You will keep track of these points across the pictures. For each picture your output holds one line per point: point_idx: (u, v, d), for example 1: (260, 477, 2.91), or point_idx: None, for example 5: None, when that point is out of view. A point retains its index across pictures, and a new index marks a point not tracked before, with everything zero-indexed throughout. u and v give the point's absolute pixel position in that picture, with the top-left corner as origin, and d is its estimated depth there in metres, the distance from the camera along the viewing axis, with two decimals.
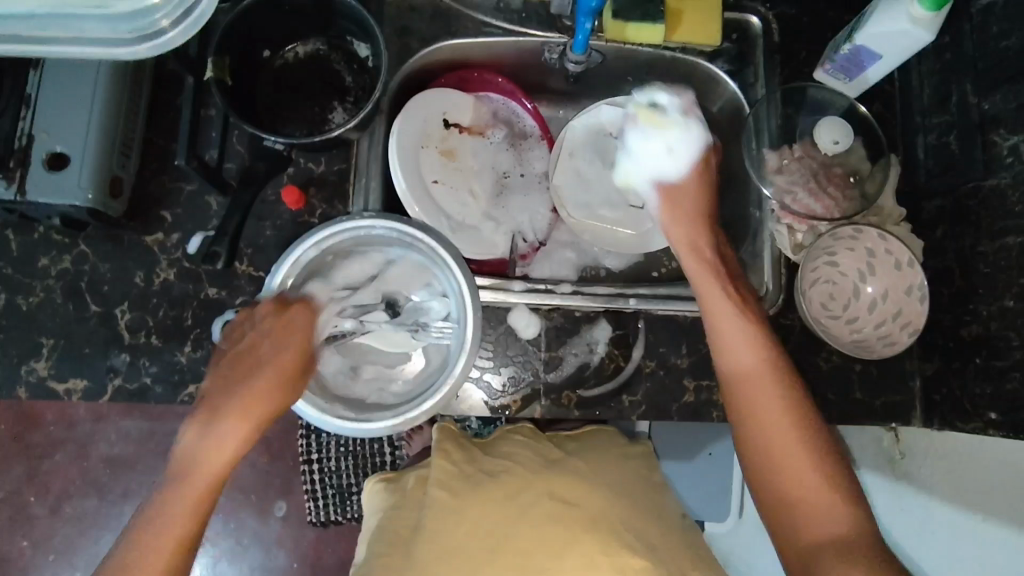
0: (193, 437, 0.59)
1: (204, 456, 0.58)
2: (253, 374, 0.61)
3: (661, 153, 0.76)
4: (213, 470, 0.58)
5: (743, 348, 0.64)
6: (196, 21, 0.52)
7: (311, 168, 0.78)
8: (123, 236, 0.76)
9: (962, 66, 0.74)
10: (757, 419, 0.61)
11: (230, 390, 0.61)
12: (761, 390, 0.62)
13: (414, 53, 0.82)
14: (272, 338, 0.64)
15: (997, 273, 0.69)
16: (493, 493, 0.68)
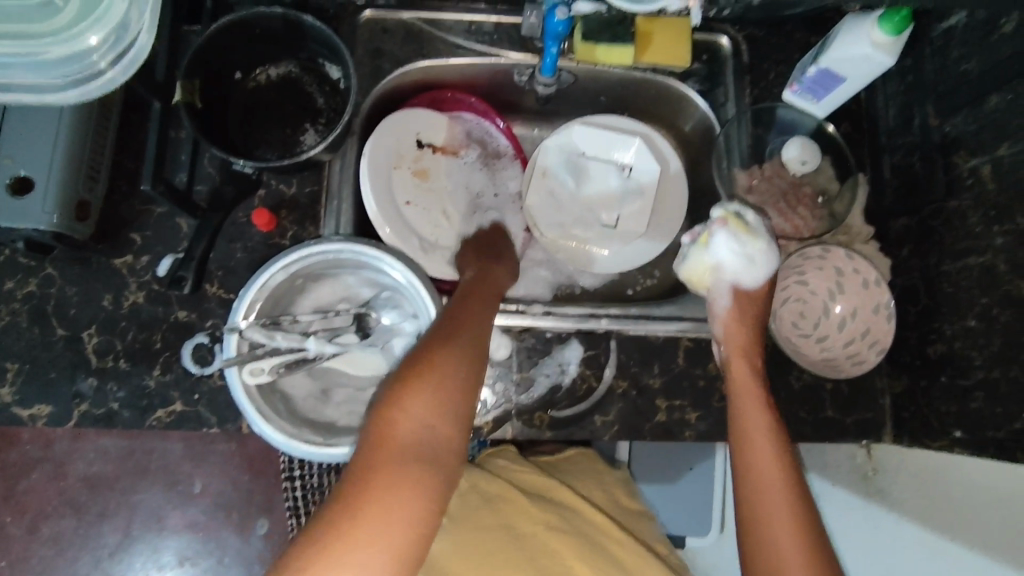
0: (426, 448, 0.52)
1: (415, 474, 0.51)
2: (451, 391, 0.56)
3: (744, 267, 0.75)
4: (416, 485, 0.51)
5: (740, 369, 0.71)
6: (134, 61, 0.53)
7: (283, 189, 0.78)
8: (91, 259, 0.75)
9: (924, 88, 0.75)
10: (754, 459, 0.65)
11: (443, 402, 0.55)
12: (751, 406, 0.68)
13: (387, 74, 0.83)
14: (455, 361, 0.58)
15: (960, 292, 0.70)
16: (487, 520, 0.65)
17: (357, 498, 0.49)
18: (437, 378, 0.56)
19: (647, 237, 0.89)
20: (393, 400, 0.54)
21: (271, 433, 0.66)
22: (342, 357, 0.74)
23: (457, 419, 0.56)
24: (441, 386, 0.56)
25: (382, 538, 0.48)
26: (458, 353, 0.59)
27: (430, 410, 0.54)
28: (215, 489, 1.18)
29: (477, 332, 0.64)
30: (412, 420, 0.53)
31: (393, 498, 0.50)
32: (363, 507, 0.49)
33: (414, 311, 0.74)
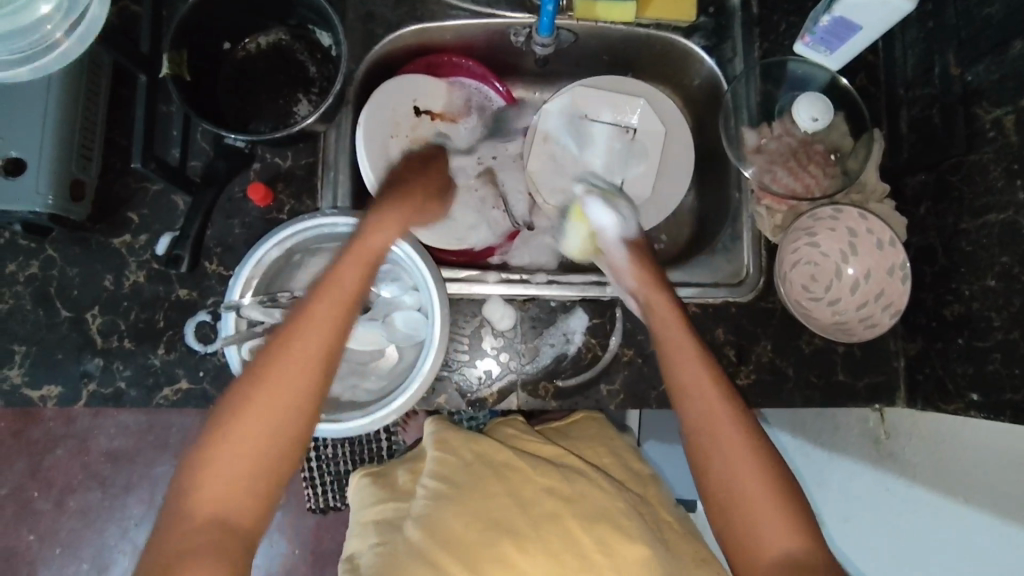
0: (268, 391, 0.54)
1: (260, 416, 0.53)
2: (308, 331, 0.56)
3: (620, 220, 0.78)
4: (252, 429, 0.53)
5: (671, 324, 0.66)
6: (84, 34, 0.65)
7: (278, 163, 0.77)
8: (90, 240, 0.75)
9: (945, 35, 0.71)
10: (704, 425, 0.61)
11: (283, 349, 0.55)
12: (686, 358, 0.64)
13: (379, 40, 0.80)
14: (320, 298, 0.58)
15: (978, 251, 0.67)
16: (498, 489, 0.65)
17: (220, 458, 0.52)
18: (310, 323, 0.56)
19: (652, 201, 0.87)
20: (264, 367, 0.55)
21: None
22: None
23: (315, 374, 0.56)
24: (283, 370, 0.55)
25: (246, 486, 0.53)
26: (296, 334, 0.56)
27: (265, 399, 0.54)
28: None
29: (353, 298, 0.59)
30: (298, 353, 0.55)
31: (242, 460, 0.53)
32: (223, 462, 0.52)
33: (414, 284, 0.73)
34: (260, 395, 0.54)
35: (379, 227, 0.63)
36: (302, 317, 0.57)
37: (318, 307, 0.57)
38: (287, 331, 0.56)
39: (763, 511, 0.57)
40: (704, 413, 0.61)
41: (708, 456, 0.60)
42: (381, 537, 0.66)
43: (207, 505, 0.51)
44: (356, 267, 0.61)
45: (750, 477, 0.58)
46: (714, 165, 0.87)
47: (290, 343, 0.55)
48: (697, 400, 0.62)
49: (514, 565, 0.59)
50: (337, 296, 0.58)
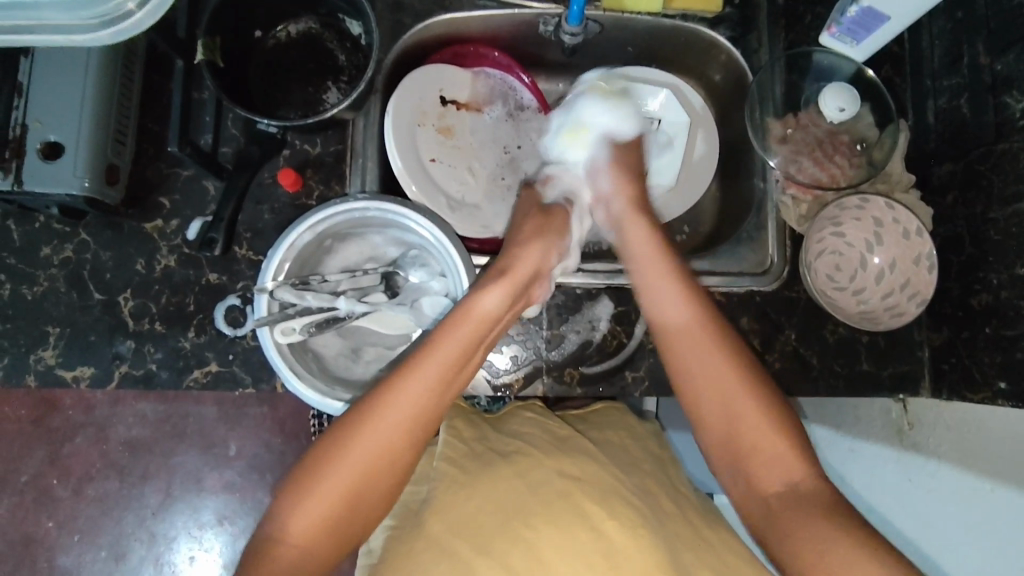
0: (402, 398, 0.58)
1: (388, 422, 0.57)
2: (454, 347, 0.61)
3: (627, 126, 0.82)
4: (383, 434, 0.57)
5: (676, 303, 0.65)
6: (161, 4, 0.53)
7: (307, 150, 0.77)
8: (123, 224, 0.76)
9: (975, 25, 0.71)
10: (701, 399, 0.61)
11: (420, 365, 0.59)
12: (691, 344, 0.63)
13: (408, 29, 0.80)
14: (451, 332, 0.62)
15: (1008, 240, 0.67)
16: (504, 472, 0.67)
17: (334, 446, 0.57)
18: (445, 342, 0.61)
19: (676, 191, 0.88)
20: (401, 372, 0.59)
21: (305, 391, 0.67)
22: (371, 315, 0.73)
23: (438, 401, 0.60)
24: (405, 394, 0.58)
25: (353, 480, 0.56)
26: (418, 370, 0.59)
27: (370, 439, 0.56)
28: (249, 451, 1.22)
29: (477, 335, 0.63)
30: (421, 386, 0.58)
31: (348, 481, 0.56)
32: (344, 460, 0.56)
33: (441, 269, 0.74)
34: (381, 418, 0.57)
35: (528, 250, 0.71)
36: (432, 345, 0.61)
37: (448, 340, 0.61)
38: (409, 367, 0.59)
39: (774, 472, 0.58)
40: (697, 360, 0.62)
41: (704, 396, 0.61)
42: (396, 520, 0.69)
43: (312, 524, 0.55)
44: (461, 334, 0.62)
45: (756, 425, 0.59)
46: (738, 156, 0.87)
47: (407, 379, 0.58)
48: (690, 356, 0.62)
49: (528, 542, 0.61)
50: (467, 337, 0.62)
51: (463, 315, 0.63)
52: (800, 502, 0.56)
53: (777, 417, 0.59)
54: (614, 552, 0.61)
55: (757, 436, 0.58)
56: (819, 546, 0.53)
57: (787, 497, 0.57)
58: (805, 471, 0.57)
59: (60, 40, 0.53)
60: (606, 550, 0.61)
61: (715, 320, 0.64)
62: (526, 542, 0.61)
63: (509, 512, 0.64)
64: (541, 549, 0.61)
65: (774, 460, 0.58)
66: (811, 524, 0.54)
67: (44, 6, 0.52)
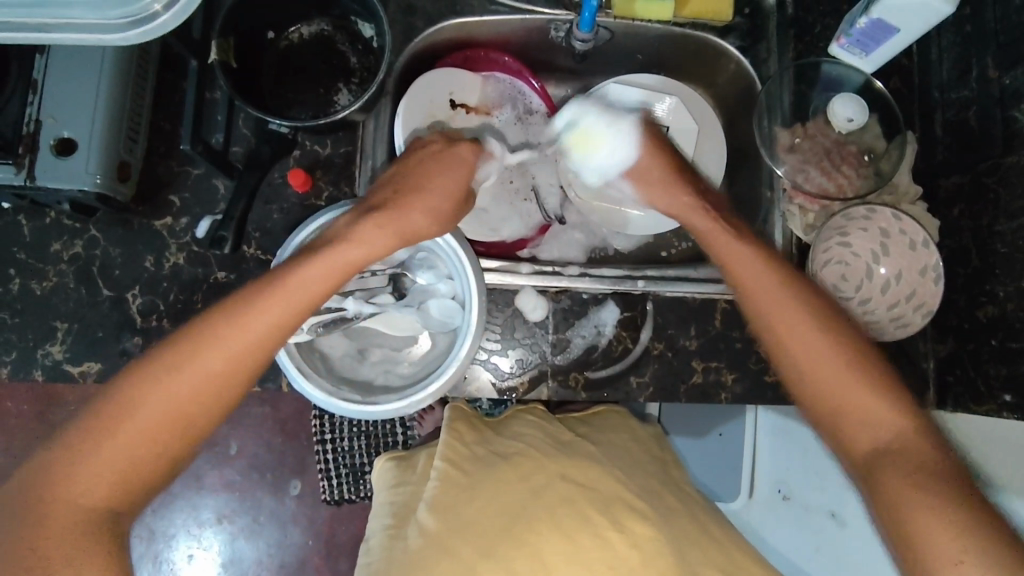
0: (216, 327, 0.54)
1: (232, 337, 0.54)
2: (358, 249, 0.60)
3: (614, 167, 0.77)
4: (224, 352, 0.54)
5: (741, 262, 0.66)
6: (186, 6, 0.53)
7: (318, 150, 0.78)
8: (133, 221, 0.76)
9: (984, 39, 0.72)
10: (808, 353, 0.61)
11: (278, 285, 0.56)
12: (759, 285, 0.64)
13: (419, 32, 0.81)
14: (358, 237, 0.60)
15: (1015, 253, 0.68)
16: (506, 474, 0.67)
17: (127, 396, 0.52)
18: (346, 249, 0.59)
19: None
20: (235, 301, 0.55)
21: (311, 390, 0.67)
22: (377, 316, 0.73)
23: (278, 332, 0.56)
24: (235, 327, 0.54)
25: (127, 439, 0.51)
26: (277, 291, 0.56)
27: (198, 367, 0.53)
28: (250, 450, 1.22)
29: (347, 267, 0.59)
30: (257, 315, 0.55)
31: (155, 423, 0.52)
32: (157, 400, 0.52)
33: (449, 272, 0.74)
34: (202, 352, 0.53)
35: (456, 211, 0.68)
36: (321, 253, 0.58)
37: (342, 249, 0.59)
38: (288, 275, 0.57)
39: (874, 429, 0.58)
40: (783, 307, 0.62)
41: (796, 338, 0.61)
42: (394, 520, 0.69)
43: (123, 453, 0.51)
44: (319, 271, 0.57)
45: (825, 366, 0.60)
46: (746, 165, 0.88)
47: (241, 313, 0.55)
48: (770, 303, 0.63)
49: (531, 548, 0.62)
50: (343, 258, 0.59)
51: (327, 256, 0.58)
52: (890, 457, 0.56)
53: (865, 364, 0.60)
54: (616, 557, 0.62)
55: (854, 396, 0.59)
56: (916, 495, 0.53)
57: (881, 450, 0.57)
58: (903, 415, 0.58)
59: (81, 40, 0.52)
60: (608, 555, 0.62)
61: (775, 264, 0.65)
62: (532, 547, 0.62)
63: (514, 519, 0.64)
64: (548, 556, 0.62)
65: (862, 409, 0.58)
66: (907, 478, 0.54)
67: (73, 5, 0.51)
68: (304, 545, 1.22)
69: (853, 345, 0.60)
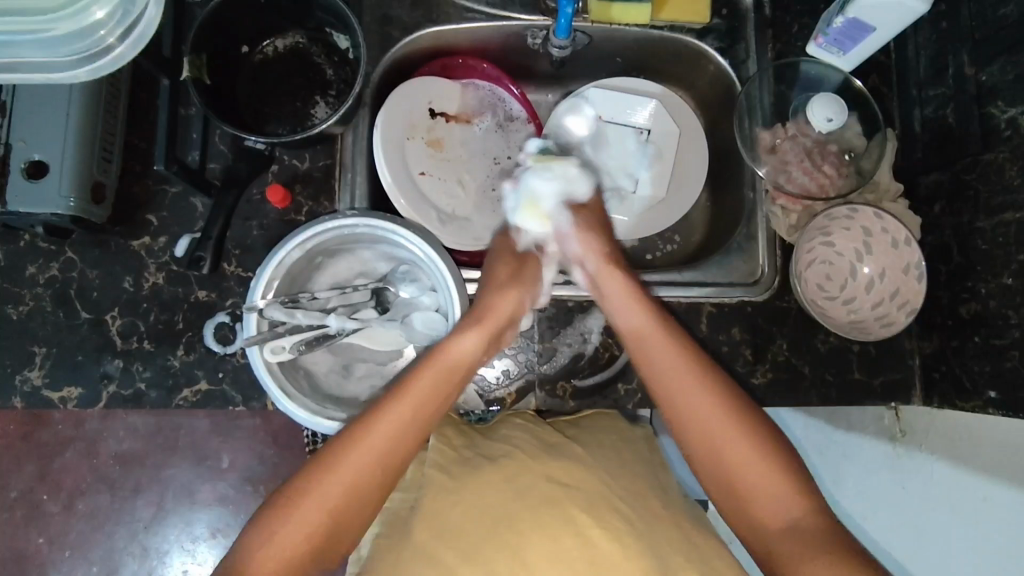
0: (335, 473, 0.57)
1: (354, 476, 0.57)
2: (433, 388, 0.62)
3: (565, 187, 0.75)
4: (351, 490, 0.57)
5: (631, 310, 0.68)
6: (138, 37, 0.55)
7: (296, 164, 0.77)
8: (110, 241, 0.75)
9: (959, 36, 0.72)
10: (694, 415, 0.62)
11: (376, 436, 0.58)
12: (661, 348, 0.65)
13: (396, 42, 0.80)
14: (432, 374, 0.63)
15: (995, 249, 0.68)
16: (494, 478, 0.66)
17: (295, 494, 0.56)
18: (434, 368, 0.63)
19: (667, 202, 0.88)
20: (358, 429, 0.59)
21: (295, 410, 0.66)
22: (361, 331, 0.73)
23: (404, 423, 0.59)
24: (381, 431, 0.58)
25: (291, 528, 0.55)
26: (404, 394, 0.61)
27: (351, 465, 0.57)
28: (242, 464, 1.20)
29: (454, 363, 0.64)
30: (384, 439, 0.58)
31: (317, 528, 0.56)
32: (305, 519, 0.55)
33: (431, 284, 0.74)
34: (344, 469, 0.57)
35: (503, 296, 0.69)
36: (412, 382, 0.62)
37: (425, 375, 0.62)
38: (396, 396, 0.61)
39: (777, 506, 0.58)
40: (689, 395, 0.62)
41: (685, 395, 0.62)
42: (384, 528, 0.67)
43: (289, 547, 0.55)
44: (432, 377, 0.63)
45: (743, 446, 0.60)
46: (729, 166, 0.87)
47: (377, 421, 0.59)
48: (669, 371, 0.64)
49: (515, 551, 0.61)
50: (451, 361, 0.64)
51: (433, 362, 0.64)
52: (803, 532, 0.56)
53: (776, 453, 0.60)
54: (594, 556, 0.61)
55: (754, 469, 0.59)
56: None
57: (786, 535, 0.56)
58: (801, 508, 0.57)
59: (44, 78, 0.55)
60: (591, 555, 0.61)
61: (670, 328, 0.66)
62: (514, 552, 0.61)
63: (499, 524, 0.63)
64: (529, 558, 0.61)
65: (770, 497, 0.58)
66: (810, 557, 0.54)
67: (24, 45, 0.54)
68: None
69: (747, 424, 0.61)
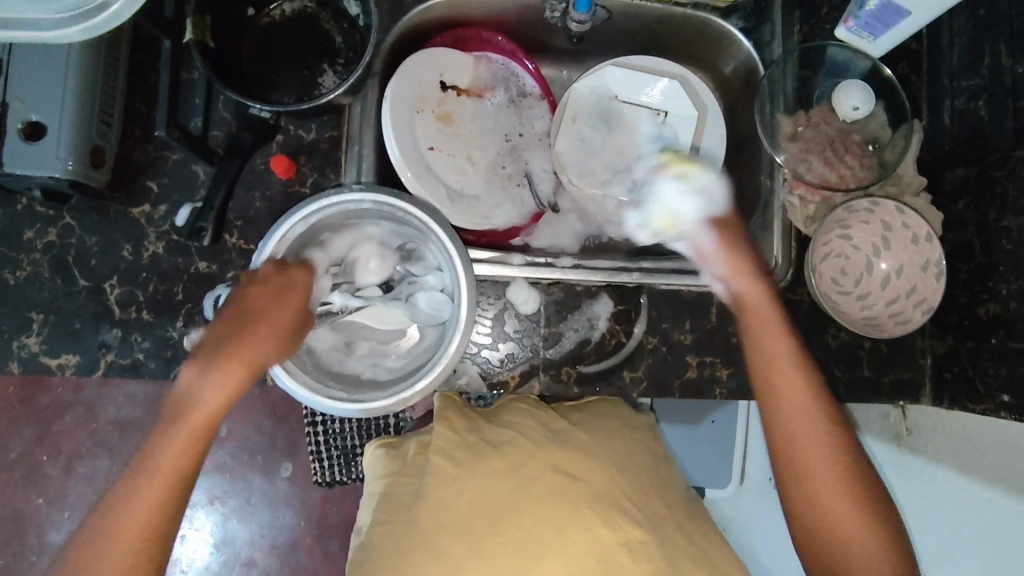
0: (155, 439, 0.58)
1: (160, 445, 0.57)
2: (247, 318, 0.61)
3: (705, 202, 0.74)
4: (175, 460, 0.57)
5: (773, 338, 0.66)
6: None
7: (302, 135, 0.75)
8: (109, 208, 0.73)
9: (997, 24, 0.69)
10: (797, 452, 0.63)
11: (194, 394, 0.59)
12: (792, 381, 0.65)
13: (408, 10, 0.77)
14: (266, 295, 0.62)
15: (1020, 250, 0.66)
16: (496, 466, 0.65)
17: (132, 484, 0.57)
18: (263, 301, 0.62)
19: None
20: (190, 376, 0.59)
21: (296, 388, 0.65)
22: (364, 310, 0.73)
23: (205, 378, 0.59)
24: (197, 384, 0.59)
25: (131, 518, 0.56)
26: (187, 391, 0.59)
27: (169, 433, 0.58)
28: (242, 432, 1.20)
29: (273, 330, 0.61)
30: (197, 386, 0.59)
31: (162, 495, 0.57)
32: (145, 497, 0.56)
33: (437, 263, 0.73)
34: (183, 433, 0.58)
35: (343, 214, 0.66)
36: (224, 332, 0.60)
37: (262, 305, 0.62)
38: (212, 346, 0.60)
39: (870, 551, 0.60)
40: (795, 413, 0.64)
41: (791, 433, 0.64)
42: (386, 514, 0.66)
43: (144, 524, 0.56)
44: (270, 295, 0.62)
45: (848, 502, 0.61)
46: (743, 154, 0.85)
47: (167, 435, 0.58)
48: (790, 403, 0.65)
49: (519, 540, 0.61)
50: (260, 353, 0.60)
51: (281, 277, 0.63)
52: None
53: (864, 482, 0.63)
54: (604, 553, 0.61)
55: (856, 526, 0.61)
56: None
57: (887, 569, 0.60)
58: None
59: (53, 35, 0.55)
60: (599, 553, 0.61)
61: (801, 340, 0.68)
62: (522, 544, 0.61)
63: (502, 515, 0.62)
64: (538, 550, 0.60)
65: (861, 543, 0.60)
66: None
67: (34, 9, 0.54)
68: (295, 526, 1.20)
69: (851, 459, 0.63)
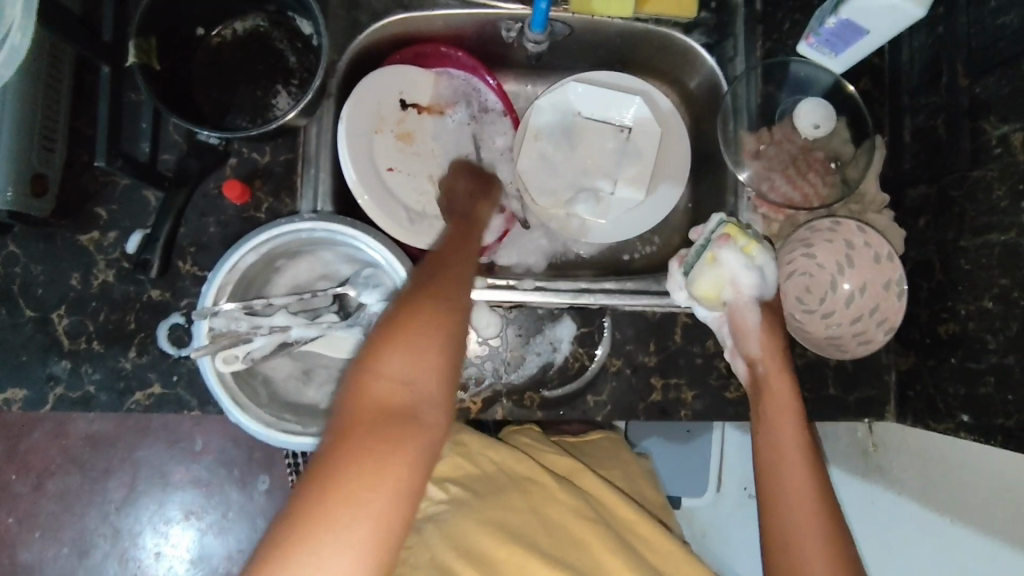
0: (360, 437, 0.44)
1: (363, 455, 0.43)
2: (425, 293, 0.51)
3: (760, 283, 0.66)
4: (377, 481, 0.43)
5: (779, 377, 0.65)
6: (13, 54, 0.58)
7: (256, 158, 0.73)
8: (56, 236, 0.71)
9: (954, 43, 0.69)
10: (780, 493, 0.59)
11: (390, 374, 0.46)
12: (785, 415, 0.62)
13: (363, 29, 0.75)
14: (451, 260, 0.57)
15: (977, 270, 0.66)
16: (515, 500, 0.64)
17: (312, 509, 0.41)
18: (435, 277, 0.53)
19: (646, 204, 0.84)
20: (373, 352, 0.47)
21: (247, 422, 0.63)
22: (323, 339, 0.70)
23: (440, 364, 0.48)
24: (399, 370, 0.46)
25: (329, 555, 0.40)
26: (375, 382, 0.46)
27: (386, 445, 0.44)
28: (215, 447, 1.18)
29: (465, 279, 0.55)
30: (389, 376, 0.46)
31: (372, 531, 0.42)
32: (335, 517, 0.41)
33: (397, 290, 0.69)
34: (380, 439, 0.44)
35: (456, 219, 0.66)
36: (394, 316, 0.49)
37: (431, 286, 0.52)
38: (403, 309, 0.50)
39: None
40: (785, 449, 0.61)
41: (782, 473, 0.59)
42: None
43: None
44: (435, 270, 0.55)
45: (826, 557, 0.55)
46: (708, 169, 0.85)
47: (377, 449, 0.43)
48: (780, 443, 0.61)
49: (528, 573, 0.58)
50: (448, 305, 0.51)
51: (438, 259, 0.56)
52: None
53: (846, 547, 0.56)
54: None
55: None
56: None
57: None
58: None
59: None
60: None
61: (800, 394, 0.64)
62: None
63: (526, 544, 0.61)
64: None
65: None
66: None
67: None
68: None
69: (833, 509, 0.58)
